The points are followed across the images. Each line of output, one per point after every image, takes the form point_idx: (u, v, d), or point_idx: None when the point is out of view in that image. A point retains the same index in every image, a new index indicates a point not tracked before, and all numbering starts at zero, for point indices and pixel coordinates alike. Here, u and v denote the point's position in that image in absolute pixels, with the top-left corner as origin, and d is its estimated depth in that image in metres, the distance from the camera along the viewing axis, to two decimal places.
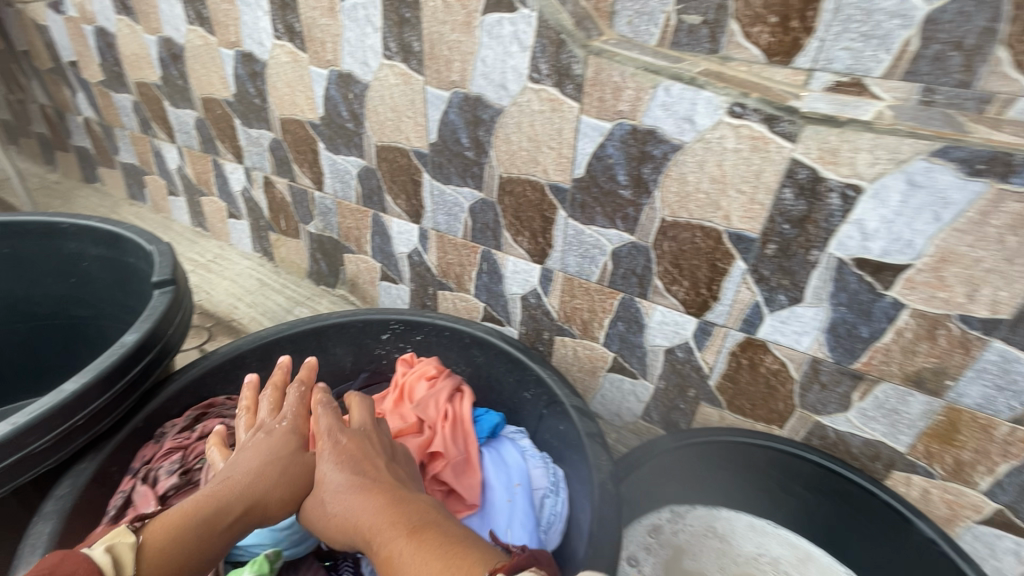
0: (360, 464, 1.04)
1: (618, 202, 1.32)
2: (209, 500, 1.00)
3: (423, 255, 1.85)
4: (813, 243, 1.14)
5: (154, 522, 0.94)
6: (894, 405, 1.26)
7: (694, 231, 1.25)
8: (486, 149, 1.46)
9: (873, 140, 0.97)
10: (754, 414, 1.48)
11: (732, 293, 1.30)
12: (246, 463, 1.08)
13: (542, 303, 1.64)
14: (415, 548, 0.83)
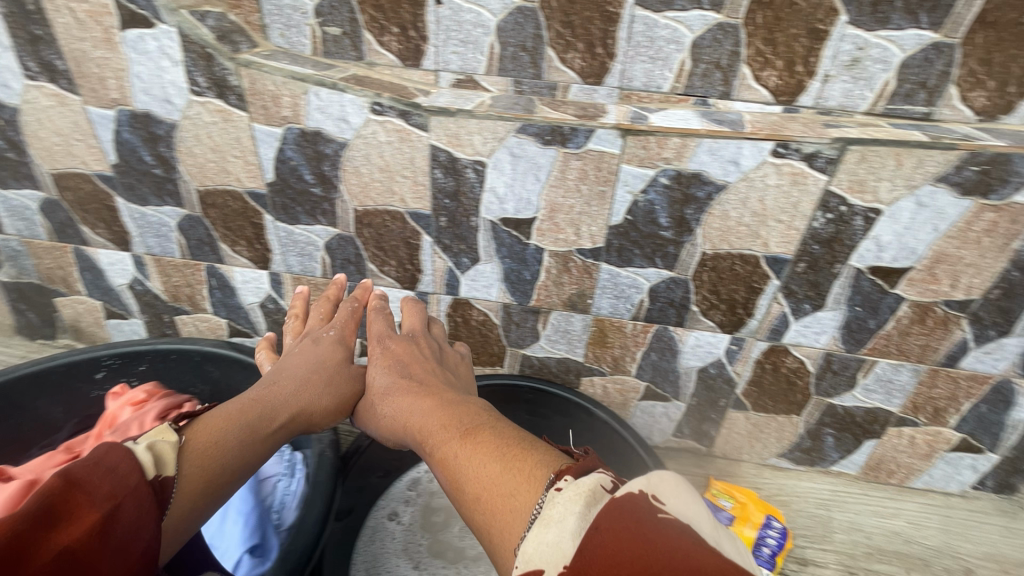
0: (376, 375, 1.04)
1: (570, 239, 1.04)
2: (219, 411, 0.89)
3: (278, 301, 1.30)
4: (837, 259, 0.97)
5: (189, 429, 0.82)
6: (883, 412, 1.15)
7: (734, 260, 1.00)
8: (337, 184, 1.06)
9: (896, 171, 0.86)
10: (778, 412, 1.19)
11: (763, 311, 1.06)
12: (287, 376, 1.02)
13: (487, 333, 1.23)
14: (477, 441, 0.77)
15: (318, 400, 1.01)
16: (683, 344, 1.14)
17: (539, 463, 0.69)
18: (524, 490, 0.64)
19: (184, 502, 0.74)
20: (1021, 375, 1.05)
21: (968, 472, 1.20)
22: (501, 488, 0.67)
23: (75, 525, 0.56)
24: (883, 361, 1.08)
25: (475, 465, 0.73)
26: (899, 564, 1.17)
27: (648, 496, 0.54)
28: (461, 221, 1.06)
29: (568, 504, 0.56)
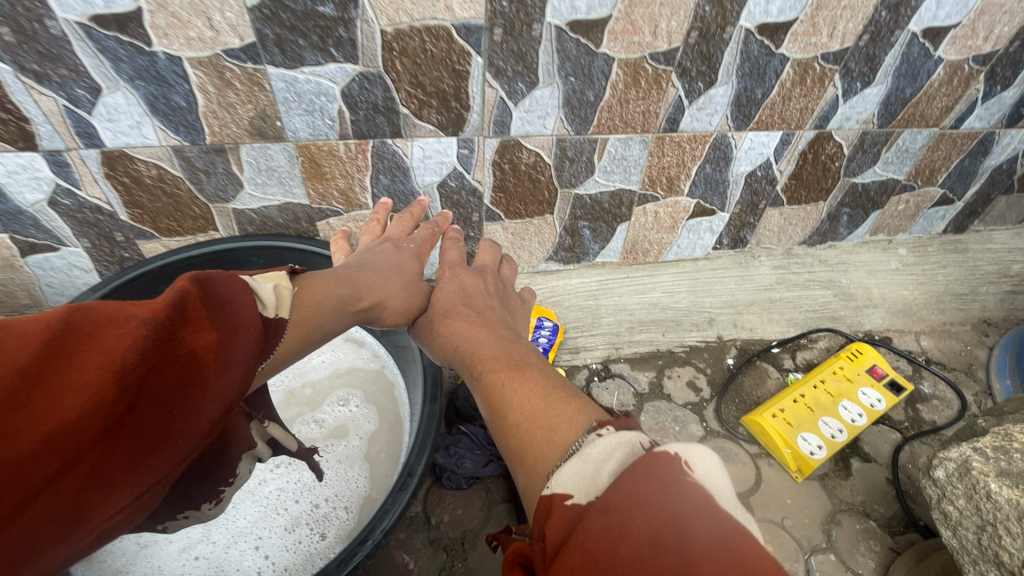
0: (480, 297, 0.88)
1: (201, 39, 0.78)
2: (332, 287, 0.69)
3: None
4: (531, 15, 0.83)
5: (307, 286, 0.65)
6: (621, 194, 1.15)
7: (420, 35, 0.83)
8: None
9: None
10: (530, 214, 1.15)
11: (478, 98, 0.93)
12: (372, 279, 0.79)
13: (182, 197, 0.98)
14: (529, 386, 0.60)
15: (390, 291, 0.81)
16: (411, 160, 1.01)
17: (583, 404, 0.53)
18: (565, 435, 0.49)
19: (287, 345, 0.59)
20: (734, 128, 1.07)
21: (707, 236, 1.30)
22: (542, 433, 0.52)
23: (195, 338, 0.46)
24: (611, 139, 1.04)
25: (523, 401, 0.58)
26: (657, 330, 1.29)
27: (682, 465, 0.37)
28: (31, 27, 0.73)
29: (609, 448, 0.42)
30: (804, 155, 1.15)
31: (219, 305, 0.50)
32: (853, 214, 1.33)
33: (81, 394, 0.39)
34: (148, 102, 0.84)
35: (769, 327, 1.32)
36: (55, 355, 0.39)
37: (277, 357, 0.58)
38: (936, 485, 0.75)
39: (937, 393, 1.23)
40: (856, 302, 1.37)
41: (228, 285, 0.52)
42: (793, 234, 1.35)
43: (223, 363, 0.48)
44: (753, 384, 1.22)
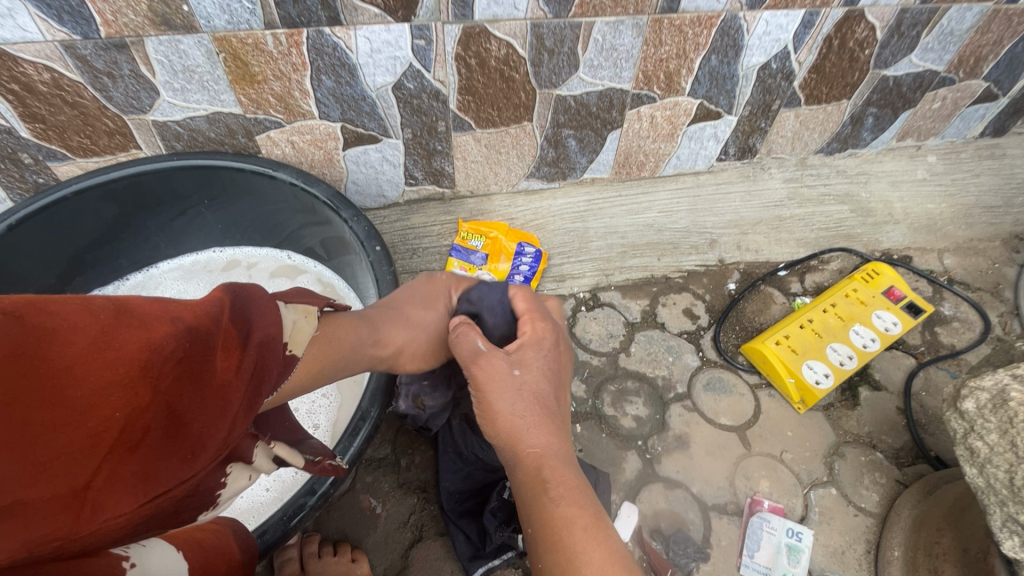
0: (552, 371, 0.59)
1: None
2: (342, 350, 0.59)
3: None
4: None
5: (321, 340, 0.57)
6: (612, 96, 0.99)
7: None
8: None
9: None
10: (506, 123, 1.00)
11: None
12: (390, 334, 0.65)
13: (84, 102, 0.83)
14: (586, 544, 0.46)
15: (411, 353, 0.68)
16: (357, 57, 0.84)
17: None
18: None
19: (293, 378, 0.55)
20: (747, 6, 0.88)
21: (711, 145, 1.14)
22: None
23: (216, 358, 0.45)
24: (599, 22, 0.86)
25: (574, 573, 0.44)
26: (652, 254, 1.16)
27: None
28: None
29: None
30: (829, 40, 0.97)
31: (251, 334, 0.48)
32: (880, 116, 1.16)
33: (127, 390, 0.40)
34: None
35: (776, 248, 1.19)
36: (106, 347, 0.40)
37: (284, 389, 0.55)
38: (961, 417, 0.66)
39: (959, 316, 1.12)
40: (876, 218, 1.23)
41: (271, 320, 0.50)
42: (810, 141, 1.19)
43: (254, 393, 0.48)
44: (756, 310, 1.12)
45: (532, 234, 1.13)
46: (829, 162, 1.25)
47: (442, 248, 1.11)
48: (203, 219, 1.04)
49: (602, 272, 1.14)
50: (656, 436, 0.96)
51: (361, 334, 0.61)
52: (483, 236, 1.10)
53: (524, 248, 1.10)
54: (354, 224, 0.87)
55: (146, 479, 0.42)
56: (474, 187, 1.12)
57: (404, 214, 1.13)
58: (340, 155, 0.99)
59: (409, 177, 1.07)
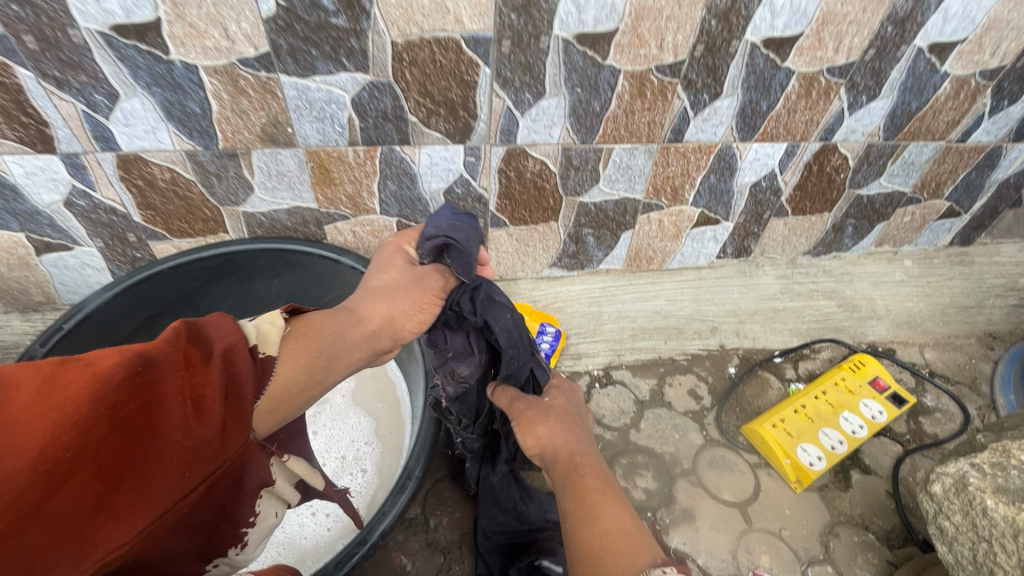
0: (573, 398, 0.82)
1: (217, 45, 0.80)
2: (327, 334, 0.62)
3: None
4: (539, 28, 0.85)
5: (296, 339, 0.59)
6: (627, 203, 1.16)
7: (430, 47, 0.85)
8: None
9: None
10: (535, 221, 1.17)
11: (486, 106, 0.94)
12: (366, 313, 0.67)
13: (193, 195, 1.00)
14: (597, 508, 0.59)
15: (403, 314, 0.69)
16: (419, 168, 1.02)
17: (640, 528, 0.56)
18: (632, 557, 0.51)
19: (285, 372, 0.56)
20: (739, 139, 1.08)
21: (712, 245, 1.30)
22: (594, 557, 0.53)
23: (171, 381, 0.46)
24: (617, 147, 1.05)
25: (586, 533, 0.57)
26: (659, 337, 1.29)
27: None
28: (55, 36, 0.76)
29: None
30: (809, 166, 1.16)
31: (208, 351, 0.50)
32: (858, 226, 1.33)
33: (96, 434, 0.41)
34: (163, 108, 0.87)
35: (771, 336, 1.32)
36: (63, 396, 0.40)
37: (282, 392, 0.55)
38: (931, 497, 0.82)
39: (940, 406, 1.23)
40: (860, 313, 1.37)
41: (220, 337, 0.52)
42: (798, 245, 1.35)
43: (230, 401, 0.49)
44: (754, 393, 1.23)
45: (553, 315, 1.26)
46: (817, 262, 1.41)
47: None
48: (264, 291, 1.19)
49: (614, 351, 1.27)
50: (665, 509, 1.04)
51: (331, 321, 0.63)
52: None
53: (546, 327, 1.23)
54: None
55: (144, 500, 0.45)
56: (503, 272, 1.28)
57: None
58: None
59: None
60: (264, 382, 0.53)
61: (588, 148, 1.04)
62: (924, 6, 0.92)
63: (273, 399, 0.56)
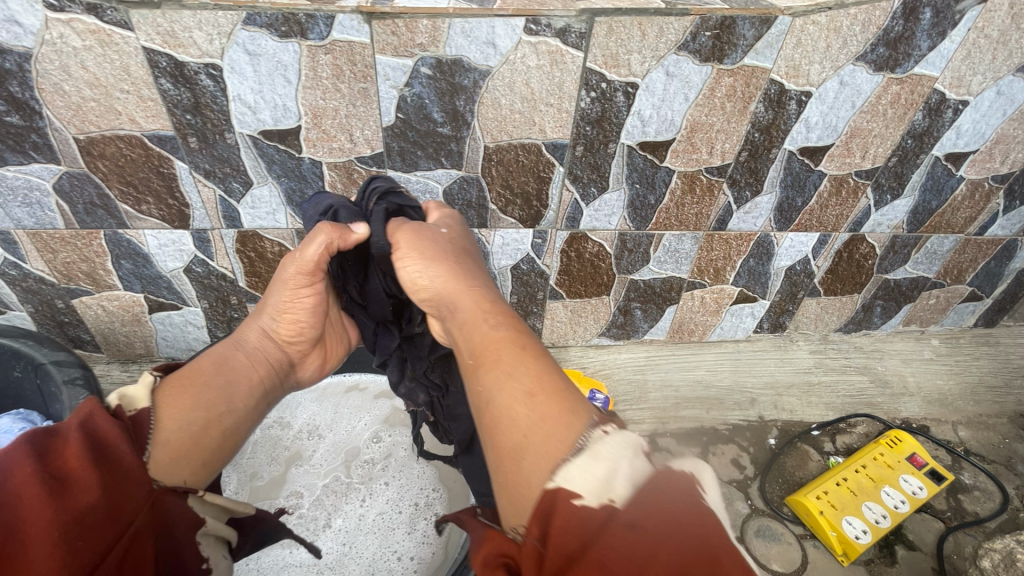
0: (420, 232, 0.72)
1: (341, 146, 0.96)
2: (204, 375, 0.64)
3: (20, 266, 1.06)
4: (609, 137, 1.00)
5: (172, 390, 0.60)
6: (673, 281, 1.28)
7: (515, 150, 1.00)
8: (38, 109, 0.86)
9: (642, 42, 0.88)
10: (589, 295, 1.28)
11: (557, 197, 1.08)
12: (246, 334, 0.72)
13: None
14: (507, 364, 0.52)
15: (290, 317, 0.72)
16: (492, 246, 1.15)
17: (568, 389, 0.50)
18: (557, 423, 0.46)
19: (169, 414, 0.58)
20: (776, 228, 1.20)
21: (749, 320, 1.40)
22: (518, 429, 0.46)
23: (27, 468, 0.44)
24: (667, 233, 1.18)
25: (507, 397, 0.49)
26: (701, 407, 1.37)
27: (696, 484, 0.42)
28: (213, 138, 0.93)
29: (617, 447, 0.43)
30: (840, 252, 1.27)
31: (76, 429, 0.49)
32: (886, 306, 1.43)
33: None
34: (286, 194, 1.02)
35: (808, 409, 1.39)
36: None
37: (181, 424, 0.57)
38: (983, 574, 0.87)
39: (979, 485, 1.26)
40: (893, 389, 1.44)
41: (66, 421, 0.50)
42: (830, 322, 1.45)
43: (106, 458, 0.49)
44: (795, 465, 1.28)
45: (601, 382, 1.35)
46: (847, 339, 1.50)
47: None
48: None
49: (659, 418, 1.34)
50: None
51: (204, 359, 0.66)
52: None
53: (595, 393, 1.31)
54: None
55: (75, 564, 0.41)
56: (555, 340, 1.38)
57: None
58: None
59: None
60: (148, 431, 0.54)
61: (642, 233, 1.17)
62: (939, 124, 1.06)
63: (179, 436, 0.56)
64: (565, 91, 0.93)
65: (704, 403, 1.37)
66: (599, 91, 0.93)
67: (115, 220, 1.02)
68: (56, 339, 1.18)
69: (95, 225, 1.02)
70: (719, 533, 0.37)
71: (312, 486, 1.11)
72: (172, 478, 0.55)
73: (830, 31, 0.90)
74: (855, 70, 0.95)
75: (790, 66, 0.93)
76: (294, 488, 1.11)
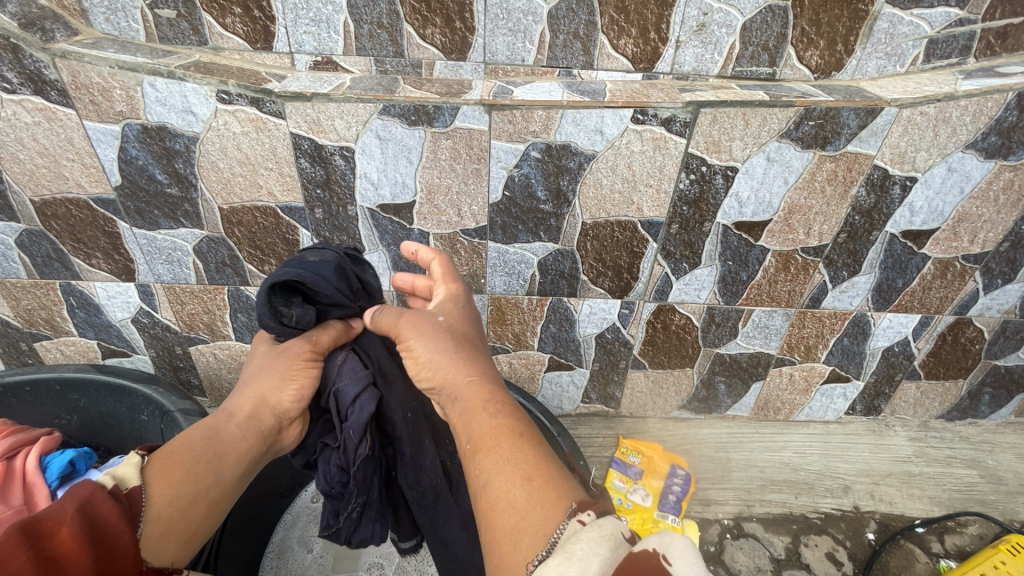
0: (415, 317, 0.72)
1: (448, 219, 1.03)
2: (193, 451, 0.70)
3: (151, 315, 1.18)
4: (705, 217, 1.02)
5: (158, 469, 0.66)
6: (761, 357, 1.25)
7: (612, 227, 1.04)
8: (194, 183, 0.98)
9: (745, 130, 0.91)
10: (672, 367, 1.27)
11: (648, 270, 1.10)
12: (238, 404, 0.76)
13: None
14: (506, 451, 0.57)
15: (277, 393, 0.75)
16: (579, 315, 1.18)
17: (561, 473, 0.55)
18: (547, 516, 0.49)
19: (160, 492, 0.65)
20: (874, 308, 1.16)
21: (841, 401, 1.34)
22: (515, 511, 0.51)
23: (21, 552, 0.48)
24: (757, 309, 1.17)
25: (505, 481, 0.55)
26: (789, 491, 1.30)
27: (658, 561, 0.40)
28: (336, 210, 1.01)
29: (592, 541, 0.42)
30: (943, 335, 1.21)
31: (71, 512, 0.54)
32: (996, 394, 1.33)
33: None
34: (392, 260, 1.09)
35: (910, 503, 1.28)
36: None
37: (162, 514, 0.64)
38: None
39: None
40: (1008, 487, 1.31)
41: (70, 501, 0.56)
42: (930, 407, 1.36)
43: (101, 540, 0.55)
44: (901, 566, 1.18)
45: (680, 457, 1.31)
46: (950, 426, 1.40)
47: (601, 456, 1.32)
48: None
49: (742, 500, 1.28)
50: None
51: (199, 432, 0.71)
52: (640, 453, 1.31)
53: (675, 469, 1.28)
54: (563, 439, 1.12)
55: None
56: (633, 409, 1.36)
57: (572, 424, 1.36)
58: (541, 374, 1.29)
59: (586, 396, 1.33)
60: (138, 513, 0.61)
61: (731, 308, 1.16)
62: None
63: (160, 520, 0.63)
64: (666, 174, 0.96)
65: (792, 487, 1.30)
66: (699, 174, 0.96)
67: (238, 278, 1.12)
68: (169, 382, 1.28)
69: (221, 281, 1.12)
70: None
71: (389, 555, 1.10)
72: (159, 555, 0.62)
73: (938, 121, 0.90)
74: (965, 157, 0.94)
75: (896, 152, 0.93)
76: (373, 560, 1.09)
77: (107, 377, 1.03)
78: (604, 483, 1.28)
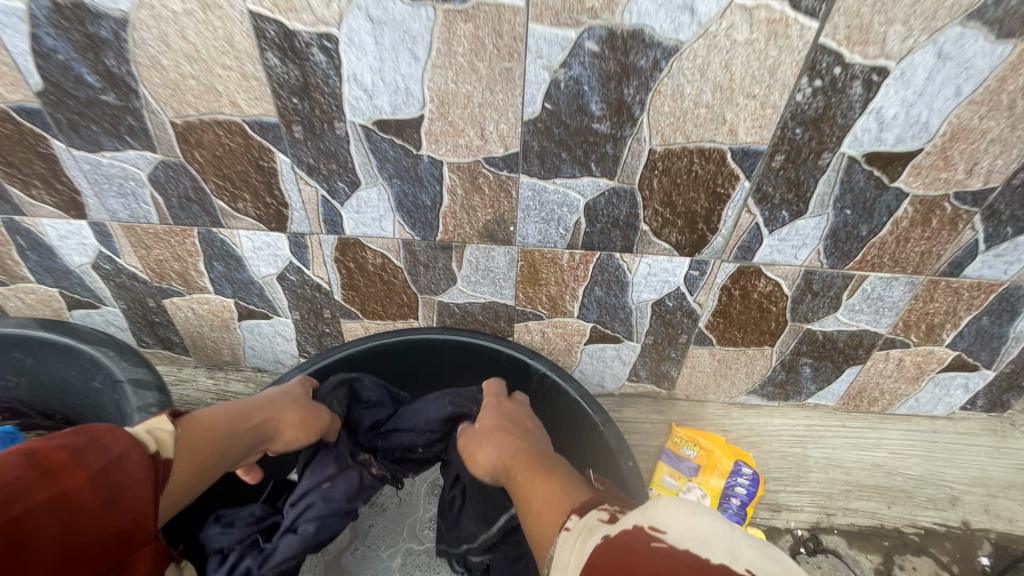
0: (486, 416, 0.86)
1: (468, 143, 0.77)
2: (206, 434, 0.68)
3: (113, 261, 0.97)
4: (825, 144, 0.73)
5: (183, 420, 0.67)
6: (865, 336, 0.97)
7: (691, 157, 0.76)
8: (135, 87, 0.74)
9: (913, 6, 0.60)
10: (746, 343, 1.01)
11: (732, 219, 0.83)
12: (246, 416, 0.75)
13: (393, 281, 0.96)
14: (531, 485, 0.66)
15: (287, 424, 0.79)
16: (633, 277, 0.92)
17: (575, 487, 0.61)
18: (556, 518, 0.56)
19: (179, 473, 0.64)
20: None
21: (958, 394, 1.06)
22: (529, 523, 0.59)
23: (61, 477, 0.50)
24: (872, 275, 0.88)
25: (527, 514, 0.60)
26: (881, 499, 1.06)
27: (650, 530, 0.43)
28: (320, 127, 0.76)
29: (573, 541, 0.49)
30: None
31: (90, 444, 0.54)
32: None
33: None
34: (397, 198, 0.85)
35: None
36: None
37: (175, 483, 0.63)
38: None
39: None
40: None
41: (59, 434, 0.53)
42: None
43: (119, 472, 0.55)
44: None
45: (747, 452, 1.08)
46: None
47: (650, 447, 1.09)
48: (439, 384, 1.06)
49: (821, 507, 1.05)
50: None
51: (212, 424, 0.70)
52: (697, 445, 1.07)
53: (740, 466, 1.04)
54: (607, 429, 0.86)
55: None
56: (691, 391, 1.12)
57: (616, 406, 1.13)
58: (580, 347, 1.05)
59: (634, 374, 1.09)
60: (162, 477, 0.60)
61: (837, 271, 0.88)
62: None
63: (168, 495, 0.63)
64: (779, 79, 0.67)
65: (885, 494, 1.06)
66: (830, 77, 0.66)
67: (209, 218, 0.89)
68: (145, 339, 1.10)
69: (188, 221, 0.90)
70: (666, 560, 0.39)
71: None
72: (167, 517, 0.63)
73: None
74: None
75: None
76: None
77: (53, 334, 0.84)
78: (651, 479, 1.06)
